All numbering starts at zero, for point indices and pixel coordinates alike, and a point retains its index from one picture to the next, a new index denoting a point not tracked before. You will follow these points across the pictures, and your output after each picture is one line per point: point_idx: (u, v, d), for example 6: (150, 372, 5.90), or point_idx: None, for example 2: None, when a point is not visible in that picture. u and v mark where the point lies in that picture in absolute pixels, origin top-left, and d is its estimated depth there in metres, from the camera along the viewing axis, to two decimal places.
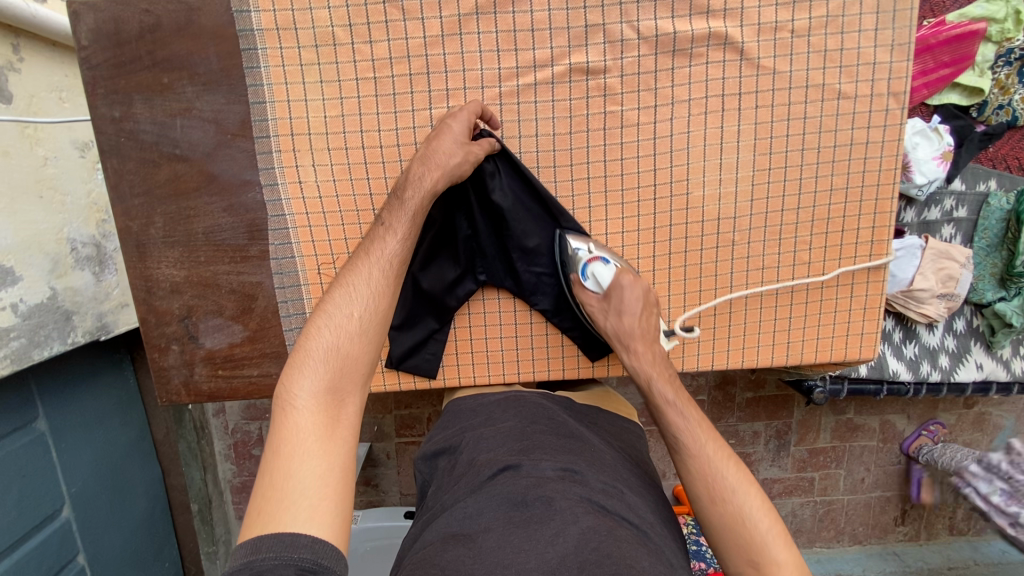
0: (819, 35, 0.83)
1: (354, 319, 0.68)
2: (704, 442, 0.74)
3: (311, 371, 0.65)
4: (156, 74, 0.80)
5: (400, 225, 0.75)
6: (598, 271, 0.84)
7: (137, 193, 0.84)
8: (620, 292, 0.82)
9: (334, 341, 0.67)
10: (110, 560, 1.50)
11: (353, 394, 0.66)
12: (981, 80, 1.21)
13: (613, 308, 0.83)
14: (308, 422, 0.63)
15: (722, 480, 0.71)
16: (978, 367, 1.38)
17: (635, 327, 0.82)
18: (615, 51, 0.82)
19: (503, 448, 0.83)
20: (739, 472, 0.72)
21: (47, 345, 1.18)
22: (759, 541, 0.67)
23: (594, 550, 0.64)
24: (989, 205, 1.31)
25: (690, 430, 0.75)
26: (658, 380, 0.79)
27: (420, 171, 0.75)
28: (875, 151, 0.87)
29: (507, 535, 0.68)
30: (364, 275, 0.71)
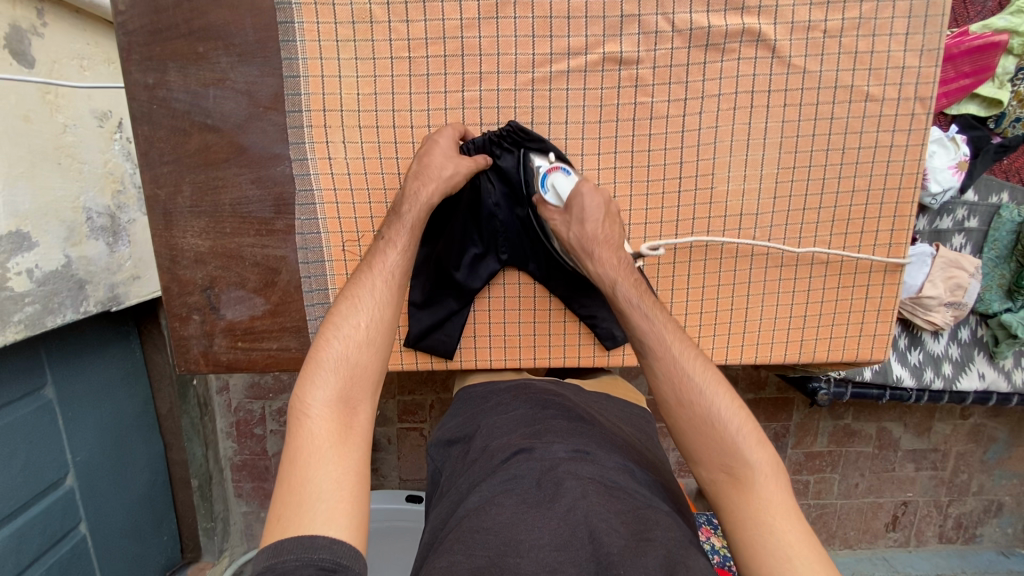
0: (851, 36, 0.84)
1: (362, 328, 0.70)
2: (671, 344, 0.72)
3: (322, 381, 0.67)
4: (191, 43, 0.80)
5: (401, 238, 0.77)
6: (558, 182, 0.82)
7: (166, 161, 0.84)
8: (580, 199, 0.80)
9: (342, 350, 0.68)
10: (110, 530, 1.51)
11: (364, 401, 0.68)
12: (1000, 91, 1.21)
13: (574, 218, 0.80)
14: (322, 430, 0.64)
15: (690, 383, 0.70)
16: (980, 376, 1.40)
17: (596, 232, 0.79)
18: (649, 43, 0.83)
19: (515, 433, 0.83)
20: (709, 376, 0.71)
21: (60, 312, 1.18)
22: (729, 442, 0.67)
23: (604, 521, 0.66)
24: (1000, 216, 1.32)
25: (657, 334, 0.73)
26: (623, 284, 0.77)
27: (414, 187, 0.79)
28: (899, 155, 0.88)
29: (520, 512, 0.69)
30: (368, 287, 0.73)
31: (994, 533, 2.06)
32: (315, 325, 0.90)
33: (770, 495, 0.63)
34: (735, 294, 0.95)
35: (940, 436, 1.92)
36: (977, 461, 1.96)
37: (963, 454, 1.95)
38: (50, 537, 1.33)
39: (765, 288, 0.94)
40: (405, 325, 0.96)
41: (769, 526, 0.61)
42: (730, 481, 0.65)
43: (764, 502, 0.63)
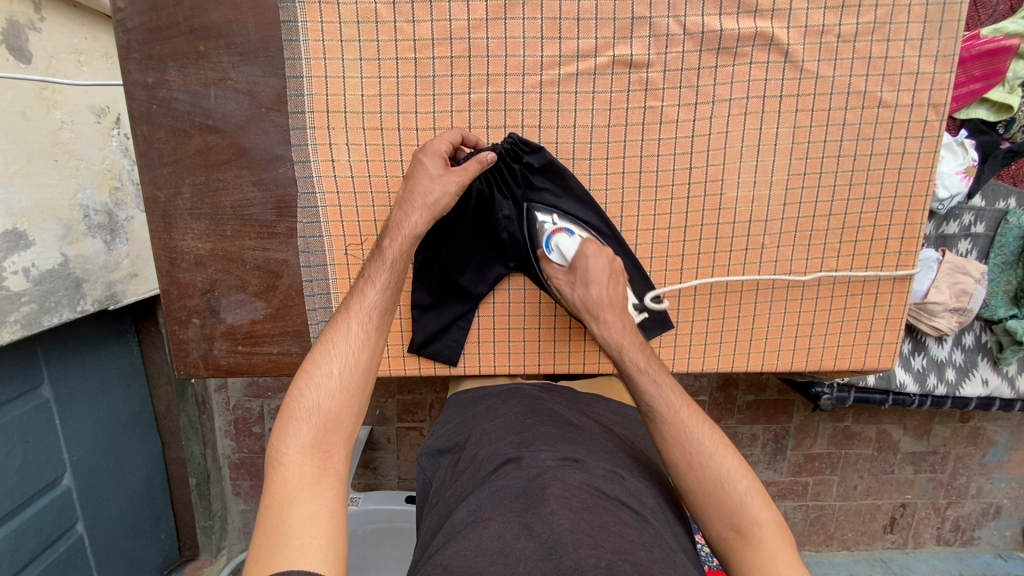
0: (865, 41, 0.82)
1: (337, 374, 0.70)
2: (678, 407, 0.74)
3: (298, 427, 0.67)
4: (191, 42, 0.78)
5: (379, 276, 0.77)
6: (562, 242, 0.83)
7: (166, 162, 0.82)
8: (585, 261, 0.82)
9: (316, 398, 0.69)
10: (109, 529, 1.50)
11: (339, 444, 0.68)
12: (1010, 96, 1.20)
13: (579, 279, 0.83)
14: (295, 474, 0.64)
15: (698, 445, 0.71)
16: (983, 382, 1.39)
17: (601, 296, 0.81)
18: (660, 46, 0.81)
19: (503, 441, 0.83)
20: (716, 437, 0.72)
21: (57, 312, 1.17)
22: (738, 501, 0.68)
23: (589, 530, 0.66)
24: (1007, 222, 1.31)
25: (663, 396, 0.74)
26: (629, 346, 0.79)
27: (398, 217, 0.79)
28: (910, 162, 0.87)
29: (508, 526, 0.68)
30: (346, 330, 0.73)
31: (992, 535, 2.07)
32: (318, 330, 0.89)
33: (780, 555, 0.64)
34: (742, 301, 0.94)
35: (939, 439, 1.92)
36: (976, 464, 1.96)
37: (962, 457, 1.95)
38: (47, 538, 1.31)
39: (772, 295, 0.93)
40: (407, 330, 0.94)
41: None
42: (740, 540, 0.66)
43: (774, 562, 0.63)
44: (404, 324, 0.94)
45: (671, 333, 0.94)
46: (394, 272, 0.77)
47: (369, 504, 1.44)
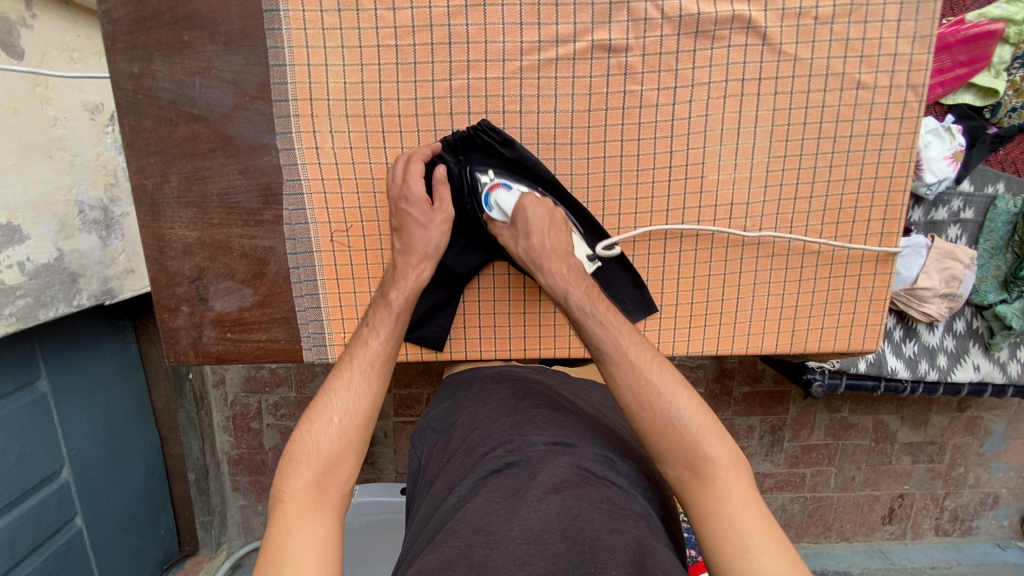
0: (842, 23, 0.83)
1: (338, 418, 0.76)
2: (627, 348, 0.77)
3: (299, 466, 0.73)
4: (176, 32, 0.80)
5: (383, 328, 0.82)
6: (500, 199, 0.85)
7: (153, 151, 0.84)
8: (524, 212, 0.83)
9: (319, 440, 0.74)
10: (107, 524, 1.51)
11: (338, 480, 0.73)
12: (995, 81, 1.22)
13: (521, 232, 0.84)
14: (294, 507, 0.70)
15: (648, 383, 0.74)
16: (975, 368, 1.40)
17: (544, 244, 0.83)
18: (638, 30, 0.82)
19: (496, 425, 0.85)
20: (666, 375, 0.75)
21: (53, 305, 1.18)
22: (692, 441, 0.71)
23: (575, 516, 0.68)
24: (996, 207, 1.32)
25: (613, 339, 0.77)
26: (575, 293, 0.81)
27: (403, 268, 0.84)
28: (891, 144, 0.87)
29: (494, 503, 0.71)
30: (349, 377, 0.79)
31: (991, 525, 2.06)
32: (305, 315, 0.91)
33: (731, 489, 0.67)
34: (725, 284, 0.94)
35: (936, 429, 1.92)
36: (974, 453, 1.96)
37: (960, 446, 1.95)
38: (45, 530, 1.33)
39: (755, 278, 0.94)
40: None
41: (731, 523, 0.65)
42: (693, 477, 0.70)
43: (726, 497, 0.67)
44: None
45: (655, 316, 0.95)
46: (398, 320, 0.82)
47: (366, 496, 1.46)
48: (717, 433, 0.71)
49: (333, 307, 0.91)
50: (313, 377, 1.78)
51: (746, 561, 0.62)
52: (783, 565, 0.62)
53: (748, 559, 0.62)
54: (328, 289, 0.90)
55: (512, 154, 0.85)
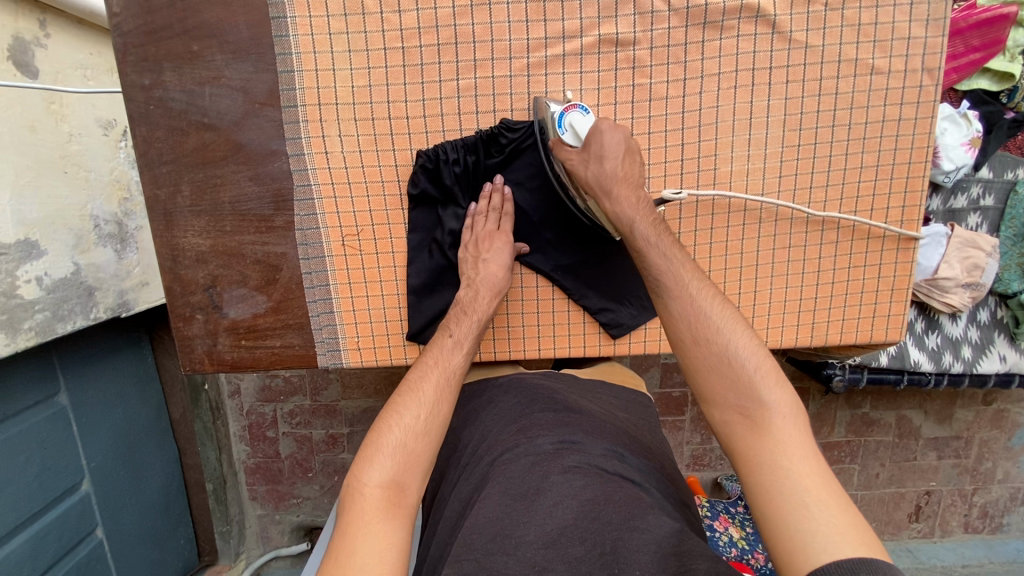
0: (854, 8, 0.81)
1: (422, 420, 0.77)
2: (688, 284, 0.76)
3: (379, 463, 0.73)
4: (185, 42, 0.80)
5: (467, 340, 0.84)
6: (575, 120, 0.79)
7: (165, 161, 0.84)
8: (600, 138, 0.78)
9: (402, 438, 0.75)
10: (128, 535, 1.53)
11: (412, 485, 0.73)
12: (1011, 65, 1.20)
13: (594, 157, 0.78)
14: (370, 506, 0.69)
15: (708, 323, 0.74)
16: (1001, 359, 1.36)
17: (616, 170, 0.78)
18: (644, 23, 0.81)
19: (503, 433, 0.87)
20: (727, 321, 0.74)
21: (70, 319, 1.20)
22: (748, 382, 0.71)
23: (595, 520, 0.70)
24: (1017, 193, 1.29)
25: (674, 272, 0.76)
26: (641, 224, 0.77)
27: (472, 297, 0.84)
28: (907, 129, 0.85)
29: (504, 505, 0.73)
30: (430, 382, 0.80)
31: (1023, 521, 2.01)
32: (319, 321, 0.91)
33: (784, 430, 0.68)
34: (742, 277, 0.92)
35: (962, 423, 1.87)
36: (1002, 447, 1.91)
37: (987, 441, 1.90)
38: (67, 542, 1.34)
39: (773, 270, 0.92)
40: (405, 319, 0.91)
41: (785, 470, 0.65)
42: (744, 422, 0.70)
43: (778, 440, 0.67)
44: (402, 312, 0.91)
45: None
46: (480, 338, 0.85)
47: None
48: (775, 382, 0.71)
49: (347, 312, 0.90)
50: (327, 385, 1.79)
51: (801, 514, 0.62)
52: (837, 515, 0.61)
53: (803, 510, 0.62)
54: (341, 293, 0.90)
55: (523, 148, 0.86)
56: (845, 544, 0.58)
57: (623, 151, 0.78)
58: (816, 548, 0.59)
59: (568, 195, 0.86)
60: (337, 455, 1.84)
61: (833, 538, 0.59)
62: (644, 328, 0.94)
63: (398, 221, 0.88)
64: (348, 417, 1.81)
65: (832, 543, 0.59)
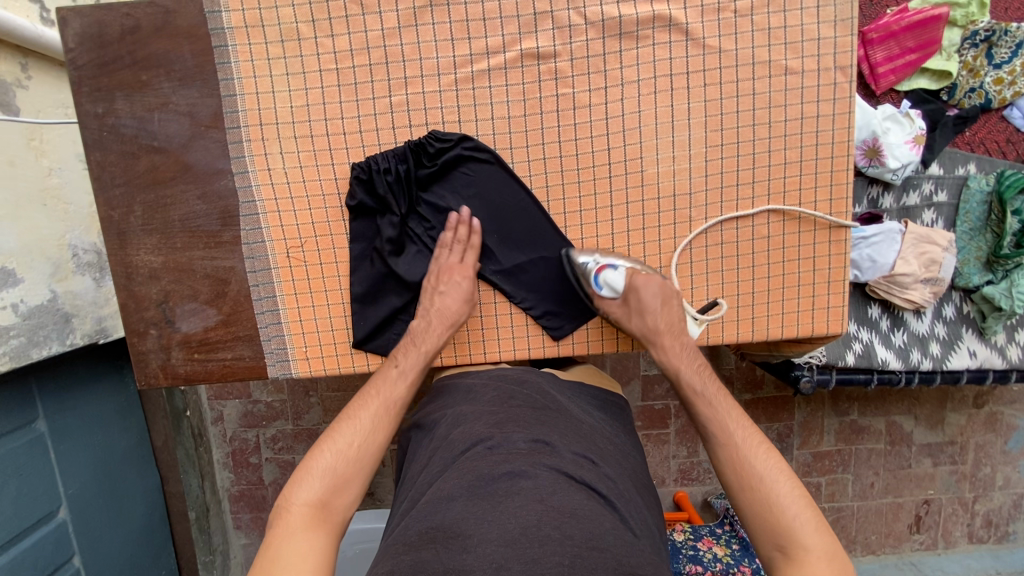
0: (762, 14, 0.85)
1: (354, 445, 0.81)
2: (733, 429, 0.80)
3: (307, 483, 0.76)
4: (135, 72, 0.86)
5: (411, 371, 0.87)
6: (609, 277, 0.88)
7: (118, 184, 0.89)
8: (636, 291, 0.88)
9: (333, 460, 0.78)
10: (105, 565, 1.51)
11: (338, 506, 0.76)
12: (948, 63, 1.24)
13: (635, 309, 0.89)
14: (293, 523, 0.72)
15: (750, 467, 0.76)
16: (971, 354, 1.35)
17: (658, 323, 0.88)
18: (564, 37, 0.86)
19: (479, 422, 0.85)
20: (774, 461, 0.76)
21: (46, 344, 1.22)
22: (787, 525, 0.71)
23: (556, 528, 0.68)
24: (969, 187, 1.31)
25: (719, 420, 0.81)
26: (687, 370, 0.86)
27: (422, 325, 0.88)
28: (826, 125, 0.88)
29: (468, 507, 0.71)
30: (368, 408, 0.84)
31: None
32: (268, 332, 0.94)
33: None
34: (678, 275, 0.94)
35: (955, 428, 1.84)
36: (999, 452, 1.86)
37: (983, 446, 1.86)
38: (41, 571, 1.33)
39: (708, 267, 0.94)
40: (351, 327, 0.94)
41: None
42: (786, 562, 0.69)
43: None
44: (348, 320, 0.94)
45: None
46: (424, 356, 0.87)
47: (358, 523, 1.46)
48: (819, 527, 0.70)
49: (293, 322, 0.93)
50: (308, 409, 1.80)
51: None
52: None
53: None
54: (288, 304, 0.93)
55: (454, 157, 0.88)
56: None
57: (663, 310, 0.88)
58: None
59: (500, 217, 0.92)
60: None
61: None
62: (586, 328, 0.96)
63: (341, 232, 0.91)
64: None
65: None
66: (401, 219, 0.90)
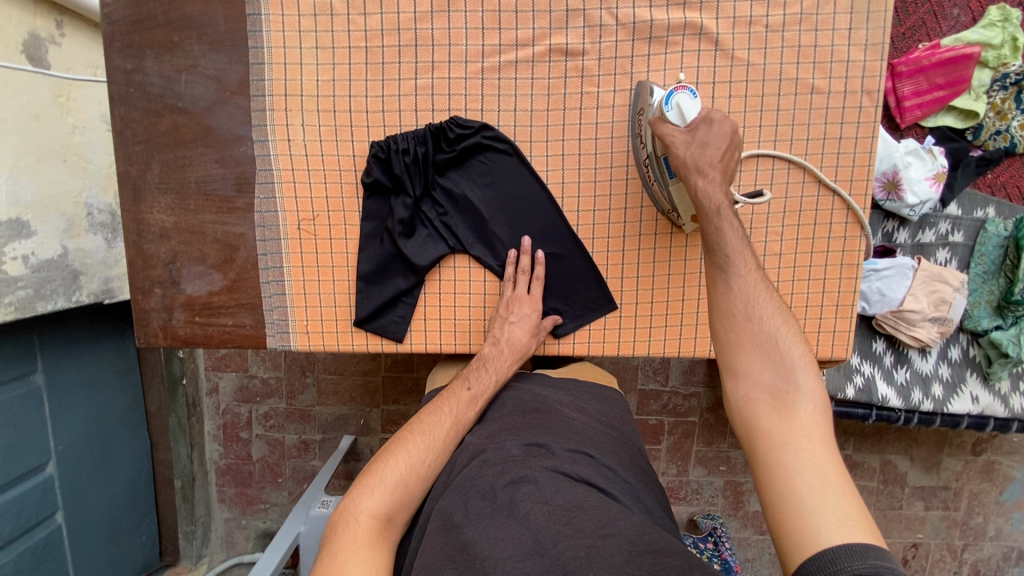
0: (794, 31, 0.85)
1: (425, 462, 0.84)
2: (752, 273, 0.76)
3: (377, 493, 0.80)
4: (168, 32, 0.87)
5: (481, 397, 0.91)
6: (683, 101, 0.78)
7: (139, 140, 0.90)
8: (709, 126, 0.77)
9: (405, 475, 0.82)
10: (87, 526, 1.50)
11: (401, 519, 0.81)
12: (975, 103, 1.23)
13: (698, 141, 0.77)
14: (364, 534, 0.76)
15: (762, 311, 0.75)
16: (973, 399, 1.33)
17: (715, 158, 0.76)
18: (593, 36, 0.86)
19: (472, 437, 0.89)
20: (780, 310, 0.76)
21: (52, 299, 1.22)
22: (786, 372, 0.73)
23: (566, 524, 0.69)
24: (986, 231, 1.29)
25: (744, 261, 0.76)
26: (726, 205, 0.76)
27: (491, 352, 0.91)
28: (848, 147, 0.88)
29: (481, 529, 0.71)
30: (442, 427, 0.87)
31: None
32: (270, 302, 0.94)
33: (810, 416, 0.70)
34: (686, 284, 0.93)
35: (950, 473, 1.81)
36: (993, 502, 1.83)
37: (977, 494, 1.83)
38: (23, 524, 1.32)
39: None
40: (354, 306, 0.94)
41: (805, 451, 0.67)
42: (776, 402, 0.71)
43: (803, 424, 0.69)
44: (351, 298, 0.94)
45: (615, 314, 0.94)
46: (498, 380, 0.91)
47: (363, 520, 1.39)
48: (806, 376, 0.73)
49: (297, 295, 0.93)
50: (303, 389, 1.79)
51: (816, 487, 0.64)
52: (849, 498, 0.63)
53: (820, 496, 0.63)
54: (293, 277, 0.93)
55: (473, 145, 0.88)
56: (854, 522, 0.61)
57: (725, 154, 0.78)
58: (826, 522, 0.61)
59: (512, 208, 0.91)
60: (308, 462, 1.81)
61: (847, 527, 0.61)
62: (588, 328, 0.95)
63: (353, 209, 0.91)
64: (321, 423, 1.80)
65: (842, 517, 0.62)
66: (415, 202, 0.90)
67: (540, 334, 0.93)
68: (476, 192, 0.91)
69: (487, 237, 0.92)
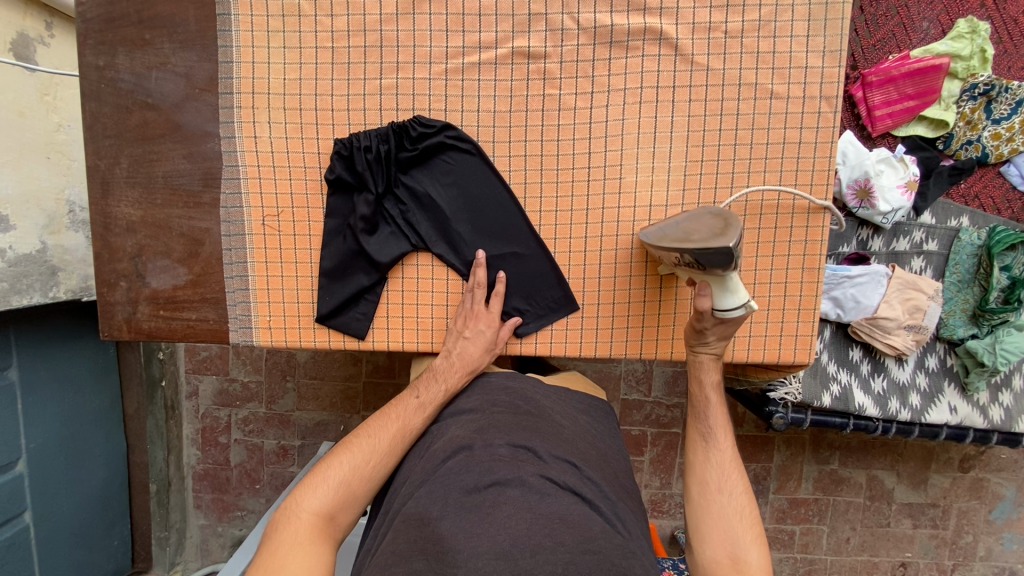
0: (752, 37, 0.87)
1: (368, 464, 0.84)
2: (726, 446, 0.88)
3: (319, 492, 0.80)
4: (139, 31, 0.89)
5: (429, 405, 0.91)
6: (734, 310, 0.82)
7: (109, 135, 0.91)
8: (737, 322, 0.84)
9: (348, 475, 0.82)
10: (58, 528, 1.47)
11: (344, 518, 0.81)
12: (945, 113, 1.26)
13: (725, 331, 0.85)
14: (303, 530, 0.76)
15: (731, 481, 0.85)
16: (951, 410, 1.31)
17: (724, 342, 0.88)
18: (556, 39, 0.88)
19: (461, 429, 0.86)
20: (745, 485, 0.86)
21: (28, 294, 1.22)
22: (743, 540, 0.81)
23: (547, 535, 0.68)
24: (960, 239, 1.29)
25: (721, 432, 0.89)
26: (715, 381, 0.90)
27: (443, 365, 0.92)
28: (808, 151, 0.89)
29: (458, 522, 0.70)
30: (383, 427, 0.88)
31: None
32: (234, 297, 0.94)
33: None
34: (647, 284, 0.93)
35: (938, 490, 1.78)
36: (982, 521, 1.80)
37: (965, 512, 1.79)
38: None
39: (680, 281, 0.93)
40: (317, 301, 0.94)
41: None
42: (732, 565, 0.79)
43: None
44: (314, 294, 0.94)
45: (576, 315, 0.94)
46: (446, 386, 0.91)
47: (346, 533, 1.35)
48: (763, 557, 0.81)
49: (261, 289, 0.94)
50: (283, 394, 1.78)
51: None
52: None
53: None
54: (257, 271, 0.94)
55: (436, 143, 0.90)
56: None
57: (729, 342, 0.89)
58: None
59: (473, 208, 0.92)
60: (286, 469, 1.80)
61: None
62: (550, 328, 0.95)
63: (318, 205, 0.92)
64: (301, 429, 1.78)
65: None
66: (377, 198, 0.91)
67: (498, 340, 0.93)
68: (438, 192, 0.92)
69: (449, 237, 0.93)
